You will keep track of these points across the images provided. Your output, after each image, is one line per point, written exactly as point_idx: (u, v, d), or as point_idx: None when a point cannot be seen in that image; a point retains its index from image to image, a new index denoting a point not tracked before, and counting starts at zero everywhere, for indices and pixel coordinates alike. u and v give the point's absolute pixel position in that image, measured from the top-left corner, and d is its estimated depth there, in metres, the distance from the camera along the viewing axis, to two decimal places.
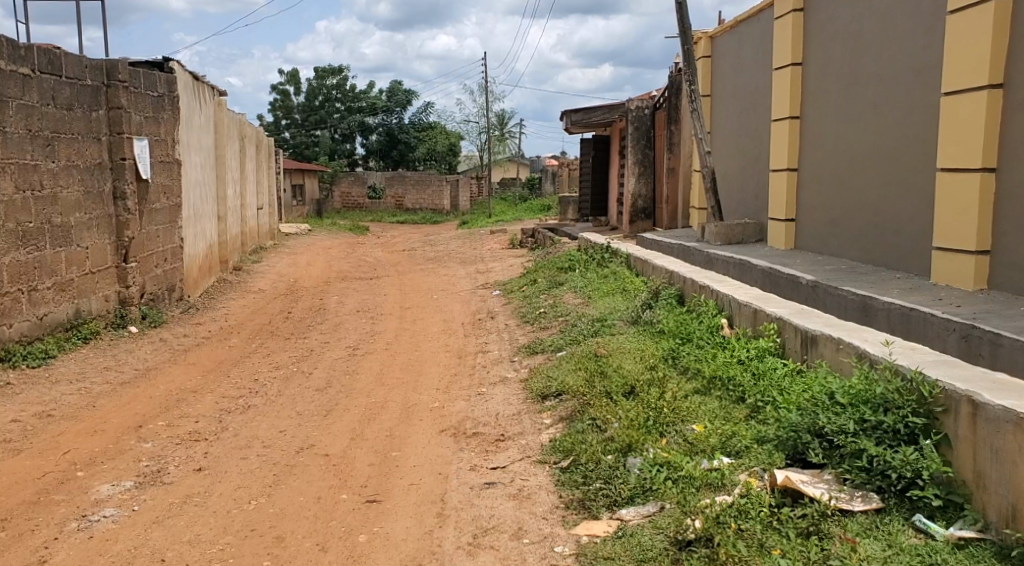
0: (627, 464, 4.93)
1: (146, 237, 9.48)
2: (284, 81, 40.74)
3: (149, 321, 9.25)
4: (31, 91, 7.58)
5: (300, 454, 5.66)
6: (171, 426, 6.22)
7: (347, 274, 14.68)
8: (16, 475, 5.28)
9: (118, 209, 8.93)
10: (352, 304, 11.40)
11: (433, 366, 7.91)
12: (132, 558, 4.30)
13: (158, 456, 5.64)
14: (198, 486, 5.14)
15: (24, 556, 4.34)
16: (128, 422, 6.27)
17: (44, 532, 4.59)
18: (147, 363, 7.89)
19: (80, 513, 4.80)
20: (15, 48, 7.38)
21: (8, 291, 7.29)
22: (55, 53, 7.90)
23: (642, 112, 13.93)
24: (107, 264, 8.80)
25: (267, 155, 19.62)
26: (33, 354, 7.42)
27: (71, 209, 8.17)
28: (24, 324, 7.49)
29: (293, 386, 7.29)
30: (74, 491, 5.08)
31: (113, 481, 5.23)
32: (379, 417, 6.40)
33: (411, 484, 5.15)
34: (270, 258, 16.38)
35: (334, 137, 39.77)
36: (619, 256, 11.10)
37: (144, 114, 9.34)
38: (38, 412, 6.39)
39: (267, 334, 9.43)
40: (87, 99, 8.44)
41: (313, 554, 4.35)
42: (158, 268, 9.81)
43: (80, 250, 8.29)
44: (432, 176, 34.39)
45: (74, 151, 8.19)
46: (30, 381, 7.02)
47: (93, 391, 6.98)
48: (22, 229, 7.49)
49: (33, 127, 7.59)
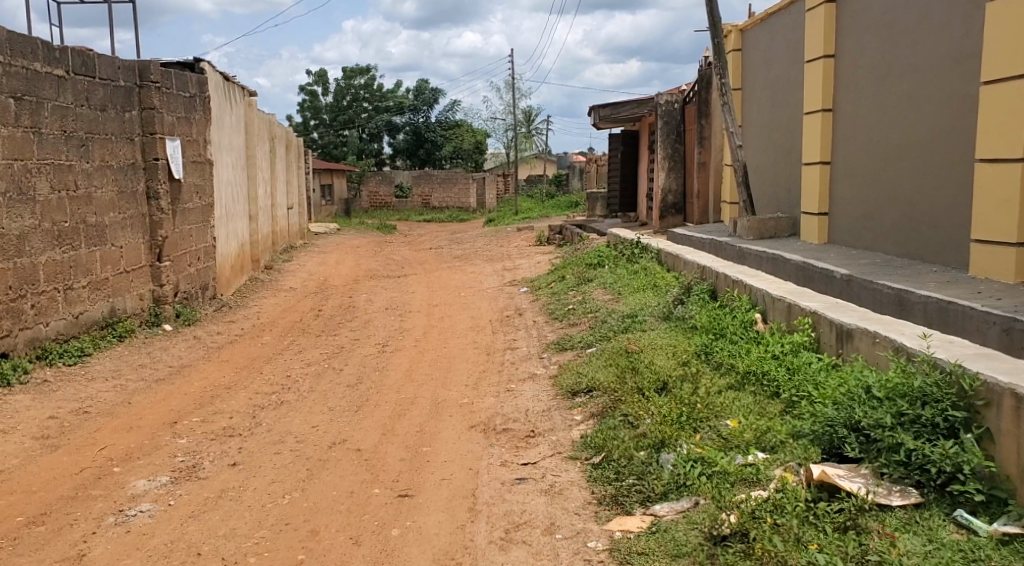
0: (660, 460, 4.90)
1: (179, 237, 9.57)
2: (312, 82, 41.00)
3: (183, 320, 9.36)
4: (65, 92, 7.67)
5: (331, 449, 5.69)
6: (206, 422, 6.27)
7: (374, 272, 14.71)
8: (54, 471, 5.35)
9: (152, 209, 9.04)
10: (379, 301, 11.43)
11: (462, 363, 7.91)
12: (168, 552, 4.34)
13: (193, 451, 5.70)
14: (232, 481, 5.18)
15: (64, 551, 4.38)
16: (163, 419, 6.33)
17: (83, 526, 4.64)
18: (181, 360, 7.98)
19: (118, 508, 4.85)
20: (50, 50, 7.47)
21: (45, 291, 7.39)
22: (88, 55, 7.99)
23: (672, 106, 13.87)
24: (142, 264, 8.92)
25: (297, 156, 19.67)
26: (69, 352, 7.52)
27: (106, 209, 8.28)
28: (59, 323, 7.59)
29: (324, 382, 7.33)
30: (110, 486, 5.14)
31: (149, 476, 5.29)
32: (408, 413, 6.42)
33: (441, 479, 5.15)
34: (300, 258, 16.47)
35: (361, 137, 39.91)
36: (648, 252, 11.06)
37: (177, 114, 9.44)
38: (75, 409, 6.47)
39: (298, 331, 9.50)
40: (120, 99, 8.53)
41: (346, 548, 4.37)
42: (191, 267, 9.91)
43: (114, 249, 8.40)
44: (458, 174, 34.35)
45: (108, 151, 8.29)
46: (66, 379, 7.11)
47: (130, 388, 7.07)
48: (58, 229, 7.58)
49: (68, 127, 7.70)
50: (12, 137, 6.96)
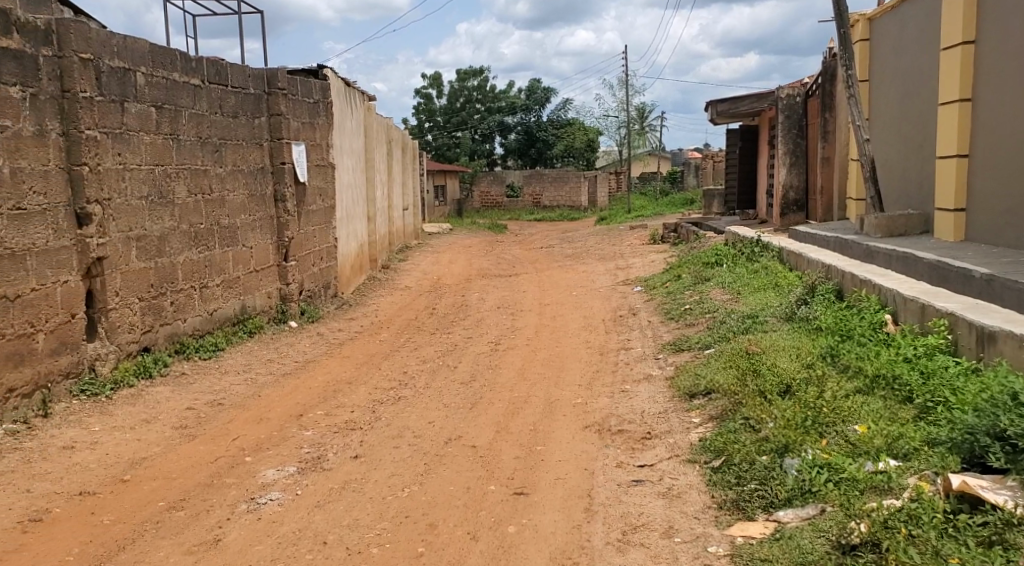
0: (784, 465, 4.74)
1: (304, 237, 9.90)
2: (426, 85, 41.75)
3: (307, 317, 9.68)
4: (201, 101, 8.03)
5: (448, 445, 5.77)
6: (330, 415, 6.47)
7: (487, 271, 14.86)
8: (192, 458, 5.63)
9: (279, 211, 9.39)
10: (492, 300, 11.53)
11: (575, 362, 7.89)
12: (296, 540, 4.49)
13: (318, 443, 5.87)
14: (355, 474, 5.32)
15: (201, 534, 4.59)
16: (290, 411, 6.56)
17: (218, 512, 4.85)
18: (306, 356, 8.26)
19: (249, 496, 5.05)
20: (187, 61, 7.83)
21: (183, 288, 7.77)
22: (221, 64, 8.35)
23: (794, 100, 13.37)
24: (270, 263, 9.27)
25: (412, 158, 20.08)
26: (205, 347, 7.90)
27: (238, 211, 8.65)
28: (196, 319, 7.97)
29: (440, 379, 7.45)
30: (243, 475, 5.37)
31: (278, 466, 5.49)
32: (524, 411, 6.45)
33: (557, 478, 5.15)
34: (414, 257, 16.81)
35: (474, 138, 40.38)
36: (769, 251, 10.77)
37: (302, 119, 9.77)
38: (210, 400, 6.79)
39: (413, 329, 9.68)
40: (250, 106, 8.88)
41: (464, 542, 4.42)
42: (315, 266, 10.24)
43: (245, 249, 8.77)
44: (570, 173, 34.28)
45: (239, 156, 8.66)
46: (202, 372, 7.47)
47: (259, 381, 7.37)
48: (195, 230, 7.95)
49: (203, 134, 8.06)
50: (154, 143, 7.33)
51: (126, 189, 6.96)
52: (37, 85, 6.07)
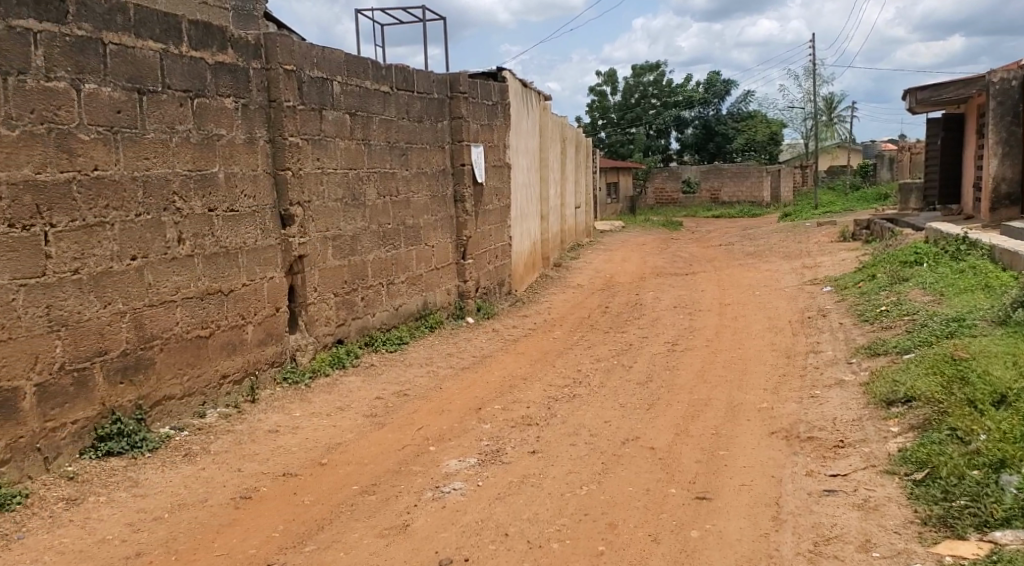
0: (1001, 482, 4.37)
1: (481, 237, 10.11)
2: (601, 82, 41.66)
3: (483, 314, 9.90)
4: (390, 107, 8.36)
5: (626, 445, 5.72)
6: (507, 410, 6.57)
7: (662, 269, 14.65)
8: (381, 445, 5.87)
9: (458, 211, 9.63)
10: (668, 299, 11.35)
11: (758, 365, 7.62)
12: (479, 530, 4.58)
13: (497, 437, 5.97)
14: (533, 468, 5.37)
15: (391, 519, 4.76)
16: (470, 404, 6.72)
17: (406, 498, 5.03)
18: (483, 351, 8.44)
19: (433, 484, 5.20)
20: (378, 69, 8.16)
21: (373, 285, 8.12)
22: (409, 71, 8.65)
23: (1009, 83, 12.31)
24: (450, 261, 9.55)
25: (585, 156, 20.12)
26: (390, 341, 8.24)
27: (422, 211, 8.95)
28: (383, 314, 8.32)
29: (615, 378, 7.40)
30: (427, 464, 5.54)
31: (459, 457, 5.63)
32: (704, 414, 6.29)
33: (742, 484, 4.99)
34: (587, 255, 16.82)
35: (649, 134, 39.91)
36: (975, 250, 9.99)
37: (481, 121, 9.99)
38: (395, 391, 7.06)
39: (587, 327, 9.68)
40: (434, 110, 9.17)
41: (646, 544, 4.36)
42: (490, 265, 10.44)
43: (427, 249, 9.06)
44: (751, 168, 33.20)
45: (424, 159, 8.95)
46: (388, 363, 7.79)
47: (439, 374, 7.60)
48: (383, 231, 8.29)
49: (391, 138, 8.39)
50: (348, 148, 7.69)
51: (323, 192, 7.34)
52: (248, 96, 6.50)
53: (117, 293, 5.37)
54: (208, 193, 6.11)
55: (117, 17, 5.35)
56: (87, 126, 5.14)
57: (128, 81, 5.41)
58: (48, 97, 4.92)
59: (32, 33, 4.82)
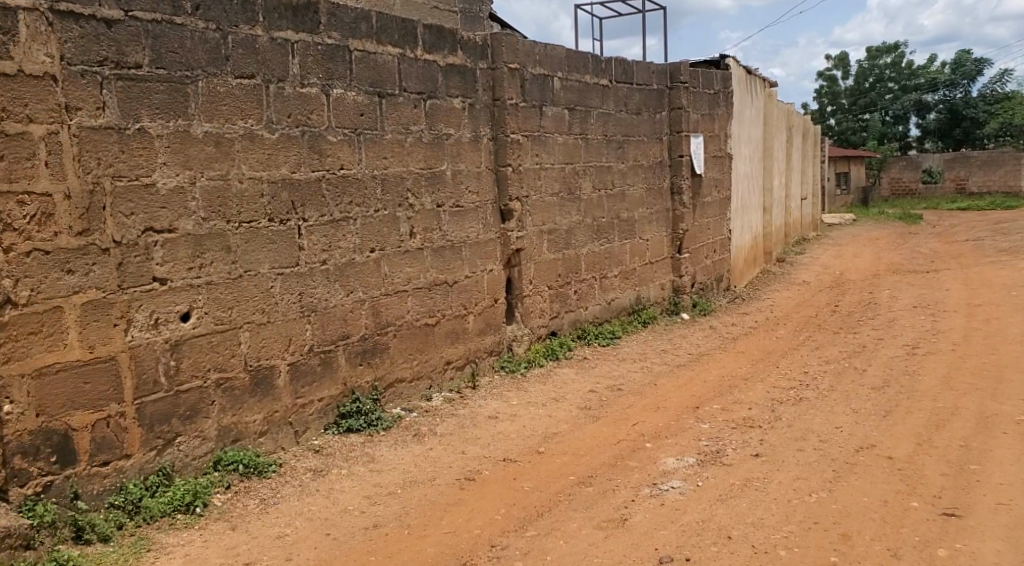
0: None
1: (699, 230, 9.93)
2: (833, 66, 39.60)
3: (699, 310, 9.72)
4: (608, 99, 8.37)
5: (859, 453, 5.41)
6: (727, 410, 6.41)
7: (900, 266, 13.69)
8: (598, 438, 5.92)
9: (675, 203, 9.49)
10: (908, 298, 10.58)
11: (1015, 374, 6.94)
12: (701, 531, 4.50)
13: (716, 437, 5.85)
14: (756, 472, 5.21)
15: (610, 512, 4.78)
16: (688, 402, 6.62)
17: (624, 493, 5.03)
18: (701, 348, 8.29)
19: (651, 481, 5.17)
20: (597, 63, 8.18)
21: (586, 278, 8.20)
22: (628, 63, 8.63)
23: None
24: (665, 255, 9.47)
25: (815, 145, 19.20)
26: (602, 334, 8.30)
27: (637, 205, 8.92)
28: (595, 308, 8.40)
29: (846, 382, 7.01)
30: (645, 460, 5.52)
31: (678, 455, 5.56)
32: (950, 425, 5.82)
33: (996, 504, 4.58)
34: (815, 250, 16.04)
35: (886, 120, 37.46)
36: None
37: (702, 111, 9.80)
38: (610, 385, 7.10)
39: (814, 326, 9.24)
40: (653, 102, 9.09)
41: (884, 559, 4.11)
42: (708, 259, 10.23)
43: (642, 242, 9.03)
44: (1006, 155, 30.21)
45: (641, 151, 8.91)
46: (601, 357, 7.85)
47: (655, 370, 7.54)
48: (598, 224, 8.32)
49: (609, 132, 8.41)
50: (566, 143, 7.80)
51: (541, 186, 7.49)
52: (475, 95, 6.76)
53: (357, 281, 5.76)
54: (437, 189, 6.41)
55: (362, 25, 5.72)
56: (335, 129, 5.54)
57: (370, 85, 5.78)
58: (305, 102, 5.33)
59: (290, 43, 5.22)
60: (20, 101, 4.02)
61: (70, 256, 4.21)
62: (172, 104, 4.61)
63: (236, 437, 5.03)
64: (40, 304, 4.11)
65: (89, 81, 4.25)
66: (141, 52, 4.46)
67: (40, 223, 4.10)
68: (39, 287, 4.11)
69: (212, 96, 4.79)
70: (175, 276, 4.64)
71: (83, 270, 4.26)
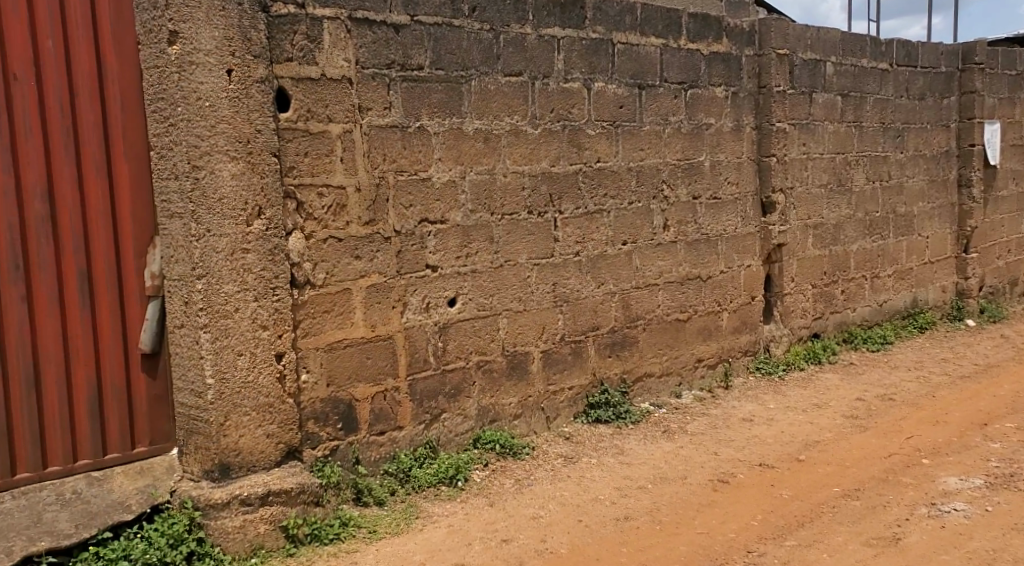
0: None
1: (991, 227, 9.10)
2: None
3: (988, 316, 8.86)
4: (888, 85, 7.88)
5: None
6: (1022, 430, 5.81)
7: None
8: (867, 450, 5.59)
9: (962, 197, 8.75)
10: None
11: None
12: (991, 560, 4.11)
13: (1009, 459, 5.33)
14: None
15: (883, 529, 4.49)
16: (974, 418, 6.08)
17: (898, 511, 4.71)
18: (989, 359, 7.56)
19: (929, 501, 4.81)
20: (876, 46, 7.73)
21: (855, 278, 7.78)
22: (912, 45, 8.09)
23: None
24: (948, 255, 8.77)
25: None
26: (873, 339, 7.83)
27: (917, 198, 8.31)
28: (866, 309, 7.97)
29: None
30: (921, 477, 5.14)
31: (961, 476, 5.12)
32: None
33: None
34: None
35: None
36: None
37: (999, 95, 8.99)
38: (881, 394, 6.67)
39: None
40: (940, 85, 8.46)
41: None
42: (1001, 260, 9.33)
43: (921, 240, 8.41)
44: None
45: (922, 140, 8.31)
46: (871, 363, 7.40)
47: (934, 381, 6.99)
48: (870, 220, 7.84)
49: (887, 119, 7.91)
50: (838, 132, 7.43)
51: (808, 178, 7.18)
52: (739, 83, 6.60)
53: (608, 274, 5.85)
54: (694, 181, 6.35)
55: (626, 18, 5.79)
56: (595, 122, 5.67)
57: (631, 77, 5.85)
58: (567, 96, 5.50)
59: (557, 39, 5.40)
60: (322, 103, 4.42)
61: (359, 243, 4.59)
62: (447, 103, 4.92)
63: (493, 419, 5.29)
64: (333, 286, 4.49)
65: (379, 82, 4.63)
66: (424, 54, 4.80)
67: (336, 213, 4.49)
68: (332, 271, 4.49)
69: (484, 93, 5.08)
70: (444, 264, 4.96)
71: (369, 256, 4.63)
